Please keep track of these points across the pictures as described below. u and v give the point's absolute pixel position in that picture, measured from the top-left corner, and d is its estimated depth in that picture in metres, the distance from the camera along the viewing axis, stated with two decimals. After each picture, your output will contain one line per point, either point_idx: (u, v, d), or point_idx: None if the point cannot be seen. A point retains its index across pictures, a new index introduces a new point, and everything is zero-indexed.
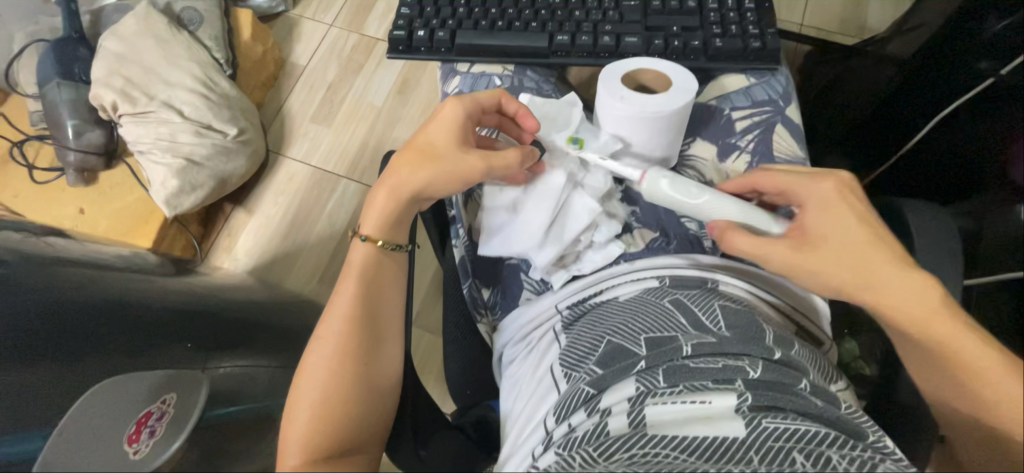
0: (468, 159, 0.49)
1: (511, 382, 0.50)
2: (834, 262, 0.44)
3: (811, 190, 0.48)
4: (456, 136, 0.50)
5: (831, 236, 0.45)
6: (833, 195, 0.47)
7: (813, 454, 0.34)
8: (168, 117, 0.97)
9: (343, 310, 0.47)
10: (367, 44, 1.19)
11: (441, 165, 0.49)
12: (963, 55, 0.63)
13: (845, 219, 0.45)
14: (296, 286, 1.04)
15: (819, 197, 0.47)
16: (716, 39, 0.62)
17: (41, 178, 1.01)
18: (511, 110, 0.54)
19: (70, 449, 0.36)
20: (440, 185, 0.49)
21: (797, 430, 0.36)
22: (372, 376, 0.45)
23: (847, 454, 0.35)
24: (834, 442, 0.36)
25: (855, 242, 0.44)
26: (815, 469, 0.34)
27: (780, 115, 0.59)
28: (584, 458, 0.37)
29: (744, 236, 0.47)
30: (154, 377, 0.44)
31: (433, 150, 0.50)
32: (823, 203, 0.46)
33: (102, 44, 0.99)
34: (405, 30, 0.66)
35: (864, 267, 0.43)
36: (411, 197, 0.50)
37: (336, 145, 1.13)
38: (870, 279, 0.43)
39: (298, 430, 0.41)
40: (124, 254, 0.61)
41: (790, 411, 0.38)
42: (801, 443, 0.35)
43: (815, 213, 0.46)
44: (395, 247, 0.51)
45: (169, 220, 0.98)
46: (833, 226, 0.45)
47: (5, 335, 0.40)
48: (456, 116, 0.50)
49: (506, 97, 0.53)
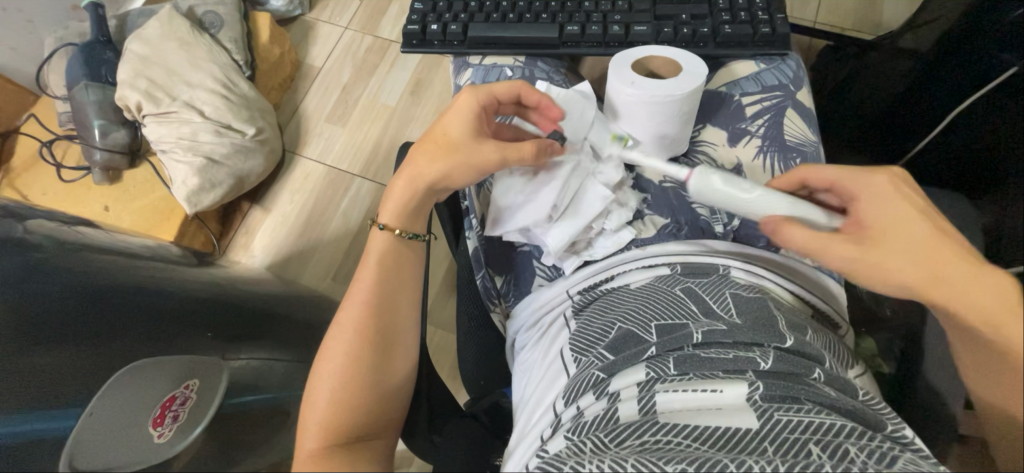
0: (484, 151, 0.50)
1: (524, 368, 0.51)
2: (898, 256, 0.41)
3: (863, 184, 0.45)
4: (474, 129, 0.51)
5: (890, 229, 0.42)
6: (887, 187, 0.44)
7: (831, 447, 0.33)
8: (189, 117, 1.00)
9: (362, 299, 0.48)
10: (381, 45, 1.22)
11: (459, 157, 0.50)
12: (986, 42, 0.62)
13: (903, 212, 0.43)
14: (311, 283, 1.06)
15: (870, 189, 0.45)
16: (725, 25, 0.62)
17: (68, 177, 1.04)
18: (533, 101, 0.54)
19: (101, 427, 0.39)
20: (456, 177, 0.51)
21: (813, 422, 0.35)
22: (389, 364, 0.46)
23: (865, 445, 0.33)
24: (852, 433, 0.34)
25: (918, 235, 0.42)
26: (832, 461, 0.32)
27: (791, 99, 0.60)
28: (595, 444, 0.37)
29: (799, 230, 0.45)
30: (181, 362, 0.46)
31: (451, 141, 0.51)
32: (880, 194, 0.44)
33: (127, 47, 1.03)
34: (419, 25, 0.68)
35: (925, 262, 0.40)
36: (428, 189, 0.52)
37: (350, 144, 1.15)
38: (938, 276, 0.40)
39: (317, 413, 0.43)
40: (149, 245, 0.63)
41: (806, 401, 0.37)
42: (817, 435, 0.34)
43: (870, 207, 0.44)
44: (416, 237, 0.52)
45: (190, 216, 1.01)
46: (889, 217, 0.43)
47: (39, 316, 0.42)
48: (472, 110, 0.51)
49: (527, 89, 0.53)
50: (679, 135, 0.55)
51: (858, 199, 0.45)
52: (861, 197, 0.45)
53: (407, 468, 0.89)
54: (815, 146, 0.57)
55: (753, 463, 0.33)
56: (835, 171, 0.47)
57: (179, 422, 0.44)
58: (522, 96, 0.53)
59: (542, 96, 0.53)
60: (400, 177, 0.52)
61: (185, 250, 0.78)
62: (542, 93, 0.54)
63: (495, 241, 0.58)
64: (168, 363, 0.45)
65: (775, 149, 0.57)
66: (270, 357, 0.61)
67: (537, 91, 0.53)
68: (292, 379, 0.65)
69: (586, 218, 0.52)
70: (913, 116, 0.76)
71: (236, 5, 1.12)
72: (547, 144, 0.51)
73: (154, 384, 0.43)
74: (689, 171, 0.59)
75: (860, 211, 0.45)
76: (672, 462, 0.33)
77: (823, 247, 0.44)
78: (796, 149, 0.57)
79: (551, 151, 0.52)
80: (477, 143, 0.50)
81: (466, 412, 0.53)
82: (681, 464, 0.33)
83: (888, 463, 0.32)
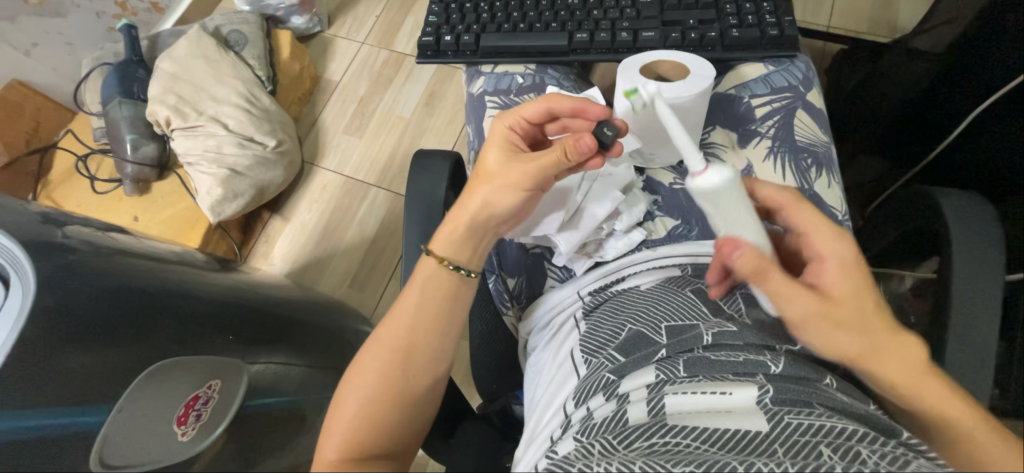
0: (523, 168, 0.47)
1: (536, 370, 0.51)
2: (847, 330, 0.38)
3: (833, 246, 0.40)
4: (509, 152, 0.49)
5: (851, 300, 0.38)
6: (853, 254, 0.40)
7: (842, 448, 0.32)
8: (214, 131, 1.04)
9: (406, 319, 0.46)
10: (397, 59, 1.25)
11: (493, 180, 0.47)
12: (992, 49, 0.62)
13: (861, 282, 0.39)
14: (328, 290, 1.09)
15: (841, 253, 0.39)
16: (733, 29, 0.62)
17: (102, 189, 1.09)
18: (565, 109, 0.51)
19: (127, 432, 0.42)
20: (497, 200, 0.47)
21: (824, 425, 0.34)
22: (420, 387, 0.44)
23: (878, 449, 0.32)
24: (863, 437, 0.33)
25: (869, 310, 0.38)
26: (844, 462, 0.31)
27: (801, 100, 0.61)
28: (603, 446, 0.36)
29: (778, 272, 0.38)
30: (202, 364, 0.50)
31: (486, 170, 0.49)
32: (850, 264, 0.39)
33: (159, 65, 1.08)
34: (433, 37, 0.70)
35: (871, 337, 0.38)
36: (473, 220, 0.48)
37: (367, 154, 1.18)
38: (877, 351, 0.38)
39: (340, 426, 0.42)
40: (177, 251, 0.65)
41: (817, 406, 0.36)
42: (828, 437, 0.33)
43: (837, 272, 0.39)
44: (458, 269, 0.47)
45: (213, 225, 1.05)
46: (851, 289, 0.38)
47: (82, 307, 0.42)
48: (502, 135, 0.50)
49: (554, 100, 0.50)
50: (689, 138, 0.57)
51: (824, 259, 0.40)
52: (826, 260, 0.40)
53: None
54: (826, 146, 0.58)
55: (760, 465, 0.32)
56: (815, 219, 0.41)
57: (202, 422, 0.48)
58: (553, 111, 0.51)
59: (572, 101, 0.51)
60: (451, 210, 0.49)
61: (210, 257, 0.81)
62: (571, 97, 0.51)
63: (509, 244, 0.59)
64: (196, 362, 0.49)
65: (787, 150, 0.58)
66: (286, 363, 0.63)
67: (566, 97, 0.51)
68: (309, 382, 0.66)
69: (596, 219, 0.53)
70: (928, 120, 0.74)
71: (259, 24, 1.17)
72: (571, 139, 0.45)
73: (175, 387, 0.47)
74: None
75: (820, 274, 0.40)
76: (679, 465, 0.33)
77: (788, 298, 0.38)
78: (807, 149, 0.58)
79: (579, 149, 0.44)
80: (515, 163, 0.48)
81: (478, 415, 0.53)
82: (689, 466, 0.33)
83: (902, 465, 0.30)
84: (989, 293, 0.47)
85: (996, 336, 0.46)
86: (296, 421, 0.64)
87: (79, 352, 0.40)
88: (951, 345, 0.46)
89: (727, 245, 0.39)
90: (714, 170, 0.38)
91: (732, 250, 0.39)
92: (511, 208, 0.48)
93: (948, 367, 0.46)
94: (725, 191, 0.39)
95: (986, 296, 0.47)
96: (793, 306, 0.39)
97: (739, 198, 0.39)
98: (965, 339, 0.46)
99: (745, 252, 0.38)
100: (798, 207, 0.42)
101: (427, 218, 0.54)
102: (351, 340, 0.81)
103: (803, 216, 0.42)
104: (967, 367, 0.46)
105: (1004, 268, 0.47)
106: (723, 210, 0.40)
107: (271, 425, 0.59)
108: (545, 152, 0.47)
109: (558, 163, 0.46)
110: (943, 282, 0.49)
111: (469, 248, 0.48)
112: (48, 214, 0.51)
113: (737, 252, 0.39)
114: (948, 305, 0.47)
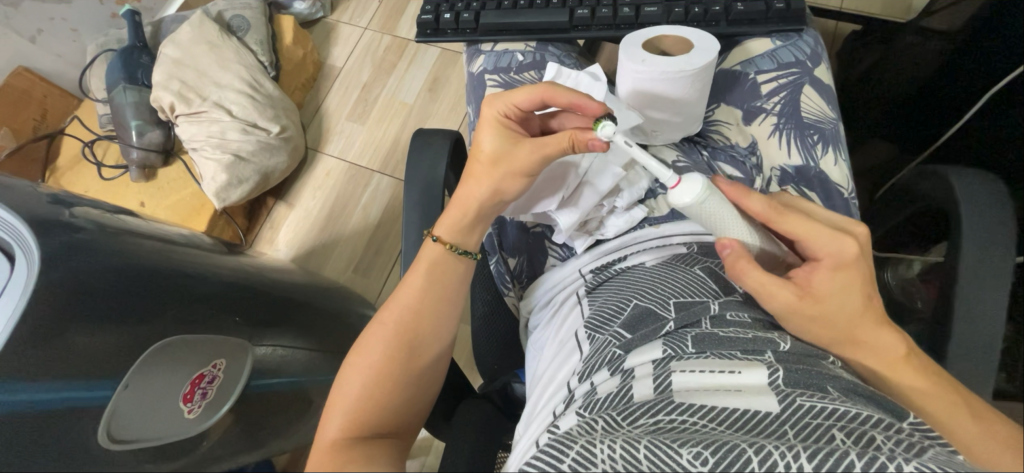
0: (526, 159, 0.46)
1: (537, 347, 0.52)
2: (830, 321, 0.39)
3: (826, 246, 0.39)
4: (507, 141, 0.48)
5: (839, 296, 0.38)
6: (852, 254, 0.39)
7: (856, 434, 0.31)
8: (218, 116, 1.05)
9: (410, 301, 0.46)
10: (400, 44, 1.25)
11: (496, 174, 0.47)
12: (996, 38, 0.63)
13: (853, 281, 0.39)
14: (332, 276, 1.09)
15: (837, 255, 0.39)
16: (737, 2, 0.61)
17: (108, 175, 1.11)
18: (562, 102, 0.48)
19: (136, 405, 0.43)
20: (508, 187, 0.48)
21: (838, 409, 0.32)
22: (423, 366, 0.45)
23: (894, 436, 0.31)
24: (878, 422, 0.32)
25: (855, 308, 0.39)
26: (857, 448, 0.30)
27: (808, 76, 0.59)
28: (607, 422, 0.36)
29: (758, 271, 0.39)
30: (213, 341, 0.51)
31: (484, 159, 0.48)
32: (845, 266, 0.39)
33: (162, 51, 1.08)
34: (432, 15, 0.69)
35: (848, 327, 0.39)
36: (481, 209, 0.48)
37: (369, 140, 1.18)
38: (850, 342, 0.39)
39: (346, 403, 0.42)
40: (184, 233, 0.66)
41: (831, 390, 0.35)
42: (842, 421, 0.32)
43: (829, 272, 0.39)
44: (465, 253, 0.48)
45: (219, 211, 1.06)
46: (840, 288, 0.38)
47: (91, 280, 0.42)
48: (495, 123, 0.49)
49: (552, 91, 0.47)
50: (692, 114, 0.55)
51: (818, 260, 0.40)
52: (821, 260, 0.39)
53: (425, 457, 0.91)
54: (834, 123, 0.57)
55: (771, 448, 0.31)
56: (806, 225, 0.39)
57: (208, 400, 0.49)
58: (546, 99, 0.48)
59: (567, 96, 0.47)
60: (454, 195, 0.50)
61: (216, 241, 0.81)
62: (570, 90, 0.48)
63: (511, 223, 0.59)
64: (200, 343, 0.49)
65: (792, 127, 0.57)
66: (293, 346, 0.64)
67: (564, 88, 0.47)
68: (313, 366, 0.67)
69: (597, 197, 0.53)
70: (950, 95, 0.72)
71: (261, 9, 1.17)
72: (584, 138, 0.45)
73: (185, 363, 0.47)
74: (704, 151, 0.60)
75: (811, 274, 0.40)
76: (686, 446, 0.32)
77: (766, 292, 0.39)
78: (814, 126, 0.57)
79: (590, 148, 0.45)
80: (515, 151, 0.47)
81: (480, 394, 0.55)
82: (697, 447, 0.31)
83: (917, 452, 0.29)
84: (1001, 273, 0.46)
85: (1005, 314, 0.45)
86: (300, 404, 0.64)
87: (86, 333, 0.41)
88: (959, 325, 0.46)
89: (719, 244, 0.41)
90: (688, 183, 0.40)
91: (723, 246, 0.41)
92: (520, 193, 0.48)
93: (954, 349, 0.45)
94: (700, 203, 0.40)
95: (997, 274, 0.46)
96: (770, 300, 0.40)
97: (722, 207, 0.40)
98: (972, 318, 0.45)
99: (734, 250, 0.40)
100: (784, 218, 0.40)
101: (427, 198, 0.53)
102: (356, 324, 0.82)
103: (794, 224, 0.39)
104: (976, 347, 0.45)
105: (1015, 248, 0.47)
106: (709, 216, 0.41)
107: (274, 407, 0.60)
108: (549, 138, 0.46)
109: (562, 152, 0.46)
110: (950, 262, 0.48)
111: (475, 234, 0.49)
112: (55, 194, 0.51)
113: (727, 249, 0.41)
114: (955, 286, 0.47)
